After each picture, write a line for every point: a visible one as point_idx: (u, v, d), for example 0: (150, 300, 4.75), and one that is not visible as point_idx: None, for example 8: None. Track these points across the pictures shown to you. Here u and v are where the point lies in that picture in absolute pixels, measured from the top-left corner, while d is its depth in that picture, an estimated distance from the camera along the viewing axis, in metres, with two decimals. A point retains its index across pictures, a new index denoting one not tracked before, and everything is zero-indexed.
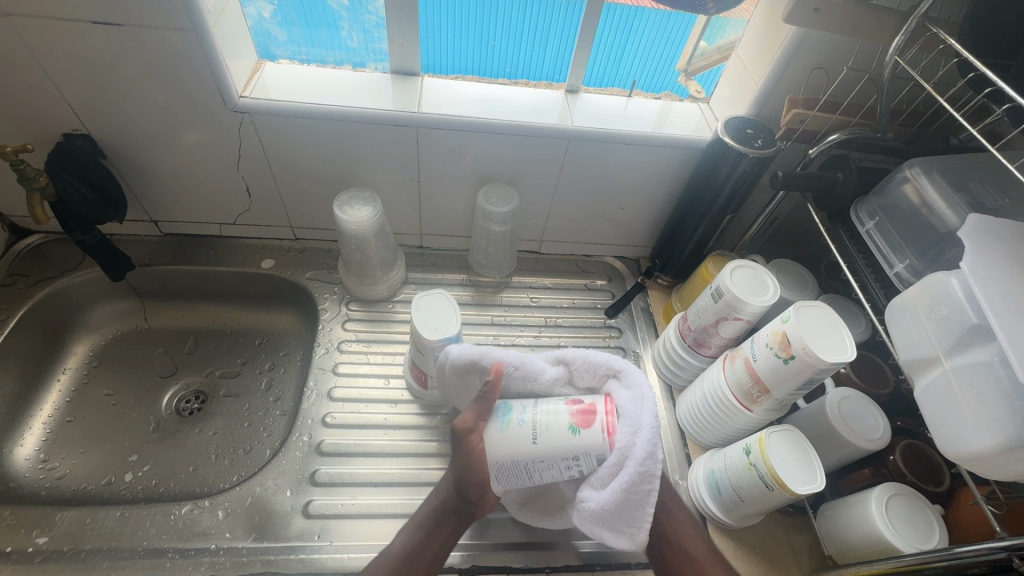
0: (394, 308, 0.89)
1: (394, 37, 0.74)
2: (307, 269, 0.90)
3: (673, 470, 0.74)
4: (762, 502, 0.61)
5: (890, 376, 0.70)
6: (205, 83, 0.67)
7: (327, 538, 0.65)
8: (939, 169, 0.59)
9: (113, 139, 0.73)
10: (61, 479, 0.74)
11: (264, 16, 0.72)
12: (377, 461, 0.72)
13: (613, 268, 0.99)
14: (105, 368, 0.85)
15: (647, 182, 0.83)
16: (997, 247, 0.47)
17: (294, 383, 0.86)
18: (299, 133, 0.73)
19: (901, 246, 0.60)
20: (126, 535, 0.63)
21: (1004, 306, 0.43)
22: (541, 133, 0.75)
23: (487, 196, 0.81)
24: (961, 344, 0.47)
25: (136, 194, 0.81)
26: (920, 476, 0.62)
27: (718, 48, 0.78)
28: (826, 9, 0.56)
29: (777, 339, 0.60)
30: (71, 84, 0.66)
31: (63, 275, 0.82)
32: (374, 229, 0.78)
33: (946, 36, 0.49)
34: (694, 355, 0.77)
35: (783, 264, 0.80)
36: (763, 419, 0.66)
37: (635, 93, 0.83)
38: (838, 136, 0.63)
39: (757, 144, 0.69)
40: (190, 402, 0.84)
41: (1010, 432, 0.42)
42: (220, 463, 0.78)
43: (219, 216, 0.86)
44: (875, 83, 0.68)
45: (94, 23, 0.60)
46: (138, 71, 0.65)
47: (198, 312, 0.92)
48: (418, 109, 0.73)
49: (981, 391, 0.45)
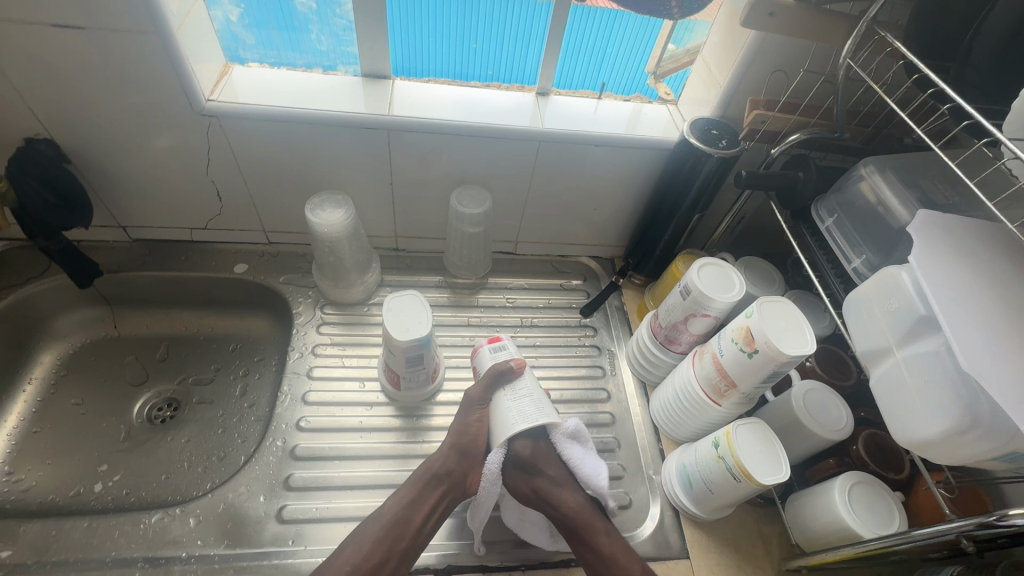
0: (369, 311, 0.88)
1: (363, 41, 0.74)
2: (280, 273, 0.89)
3: (647, 465, 0.75)
4: (731, 494, 0.63)
5: (853, 368, 0.72)
6: (171, 86, 0.66)
7: (301, 542, 0.64)
8: (892, 166, 0.61)
9: (77, 145, 0.72)
10: (26, 491, 0.72)
11: (231, 19, 0.71)
12: (353, 464, 0.72)
13: (588, 268, 1.00)
14: (73, 378, 0.83)
15: (618, 182, 0.85)
16: (942, 241, 0.49)
17: (269, 388, 0.86)
18: (267, 136, 0.73)
19: (859, 242, 0.62)
20: (94, 545, 0.62)
21: (949, 298, 0.45)
22: (513, 134, 0.76)
23: (460, 198, 0.81)
24: (911, 334, 0.49)
25: (103, 199, 0.80)
26: (881, 464, 0.64)
27: (687, 51, 0.80)
28: (782, 13, 0.56)
29: (742, 335, 0.61)
30: (31, 89, 0.65)
31: (27, 282, 0.80)
32: (346, 233, 0.78)
33: (892, 39, 0.51)
34: (666, 351, 0.78)
35: (750, 261, 0.81)
36: (731, 414, 0.68)
37: (605, 95, 0.84)
38: (798, 136, 0.65)
39: (722, 144, 0.71)
40: (162, 410, 0.83)
41: (955, 418, 0.44)
42: (193, 470, 0.77)
43: (189, 220, 0.85)
44: (831, 85, 0.70)
45: (54, 26, 0.59)
46: (101, 75, 0.64)
47: (170, 318, 0.90)
48: (388, 112, 0.73)
49: (929, 379, 0.47)
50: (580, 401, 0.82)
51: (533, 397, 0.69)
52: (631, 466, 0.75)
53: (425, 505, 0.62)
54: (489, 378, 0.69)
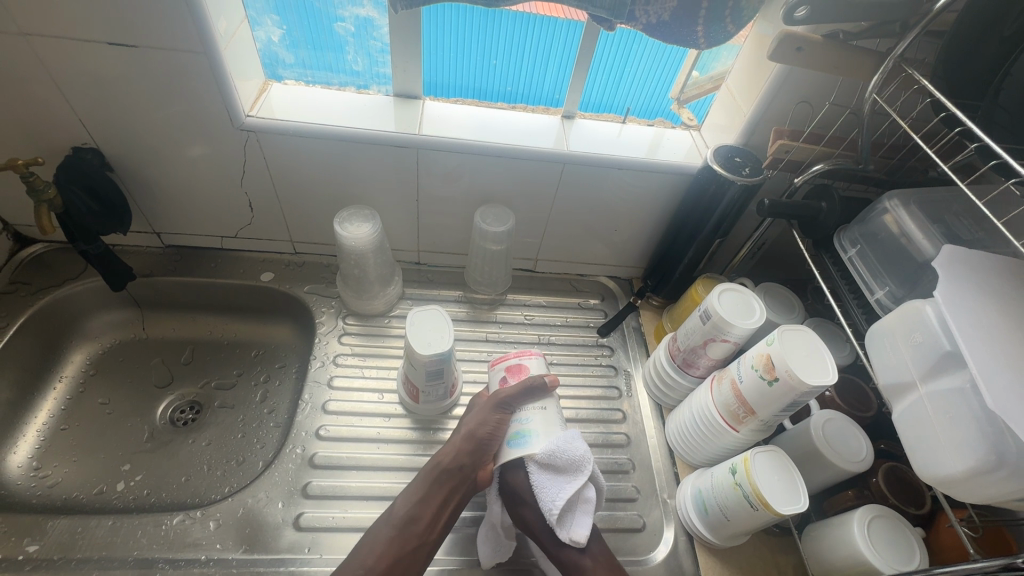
0: (389, 323, 0.90)
1: (397, 63, 0.76)
2: (305, 283, 0.92)
3: (662, 489, 0.75)
4: (746, 523, 0.62)
5: (873, 399, 0.71)
6: (215, 103, 0.69)
7: (317, 551, 0.65)
8: (916, 200, 0.61)
9: (120, 155, 0.75)
10: (52, 487, 0.74)
11: (273, 39, 0.75)
12: (370, 474, 0.72)
13: (606, 288, 1.01)
14: (101, 377, 0.86)
15: (639, 205, 0.86)
16: (968, 277, 0.49)
17: (289, 395, 0.87)
18: (302, 151, 0.75)
19: (882, 273, 0.62)
20: (116, 544, 0.63)
21: (975, 334, 0.45)
22: (538, 156, 0.77)
23: (484, 216, 0.83)
24: (934, 370, 0.49)
25: (140, 206, 0.83)
26: (902, 498, 0.63)
27: (710, 78, 0.81)
28: (809, 48, 0.57)
29: (762, 362, 0.61)
30: (83, 101, 0.68)
31: (64, 284, 0.83)
32: (372, 247, 0.80)
33: (919, 78, 0.52)
34: (684, 375, 0.78)
35: (770, 287, 0.82)
36: (748, 441, 0.68)
37: (630, 119, 0.86)
38: (821, 167, 0.66)
39: (745, 172, 0.72)
40: (185, 413, 0.85)
41: (981, 456, 0.44)
42: (212, 474, 0.78)
43: (221, 229, 0.88)
44: (856, 117, 0.71)
45: (110, 44, 0.62)
46: (149, 90, 0.67)
47: (197, 323, 0.93)
48: (418, 132, 0.75)
49: (953, 416, 0.47)
50: (594, 421, 0.82)
51: (558, 418, 0.69)
52: (645, 489, 0.75)
53: (435, 504, 0.64)
54: (518, 391, 0.68)
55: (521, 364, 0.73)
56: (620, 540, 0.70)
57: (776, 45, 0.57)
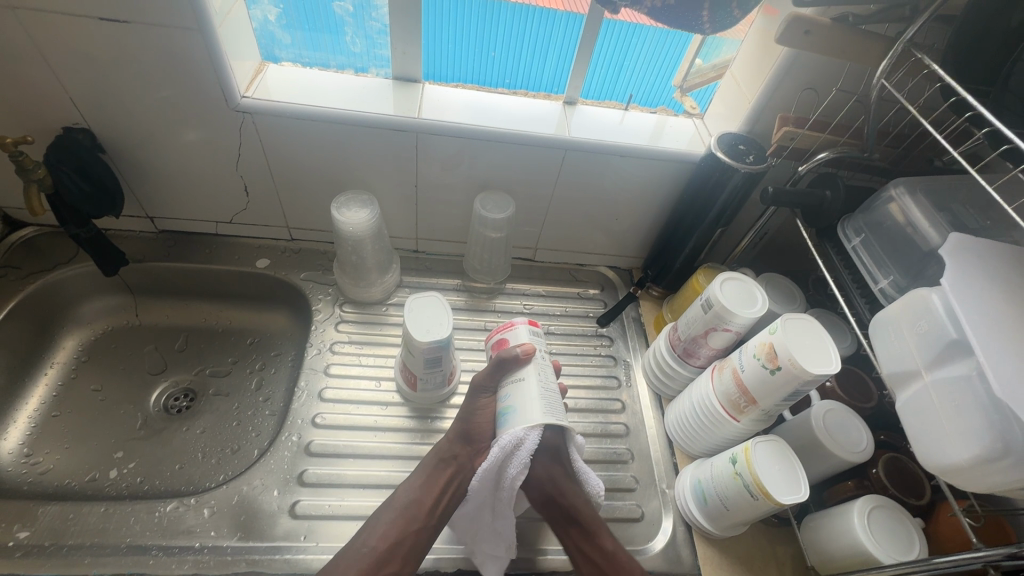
0: (387, 311, 0.89)
1: (396, 44, 0.75)
2: (302, 270, 0.90)
3: (660, 479, 0.75)
4: (746, 512, 0.62)
5: (874, 390, 0.71)
6: (210, 83, 0.68)
7: (313, 539, 0.64)
8: (922, 188, 0.61)
9: (113, 136, 0.73)
10: (44, 474, 0.73)
11: (269, 18, 0.73)
12: (367, 462, 0.72)
13: (606, 278, 1.00)
14: (93, 363, 0.84)
15: (641, 194, 0.85)
16: (976, 264, 0.48)
17: (284, 383, 0.86)
18: (300, 134, 0.74)
19: (886, 262, 0.61)
20: (109, 531, 0.62)
21: (982, 322, 0.44)
22: (540, 142, 0.76)
23: (484, 203, 0.82)
24: (940, 358, 0.48)
25: (133, 189, 0.81)
26: (902, 488, 0.63)
27: (714, 66, 0.80)
28: (817, 31, 0.56)
29: (764, 351, 0.61)
30: (75, 79, 0.66)
31: (55, 268, 0.81)
32: (370, 232, 0.78)
33: (929, 62, 0.52)
34: (684, 365, 0.78)
35: (771, 277, 0.81)
36: (749, 431, 0.67)
37: (631, 107, 0.84)
38: (826, 155, 0.65)
39: (749, 160, 0.71)
40: (179, 400, 0.84)
41: (987, 444, 0.43)
42: (206, 462, 0.77)
43: (216, 213, 0.87)
44: (862, 105, 0.70)
45: (101, 19, 0.60)
46: (142, 68, 0.66)
47: (191, 309, 0.92)
48: (418, 115, 0.74)
49: (959, 404, 0.46)
50: (593, 411, 0.81)
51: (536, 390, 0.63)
52: (644, 479, 0.75)
53: (436, 490, 0.64)
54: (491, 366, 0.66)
55: (502, 338, 0.69)
56: (618, 529, 0.70)
57: (785, 28, 0.56)
